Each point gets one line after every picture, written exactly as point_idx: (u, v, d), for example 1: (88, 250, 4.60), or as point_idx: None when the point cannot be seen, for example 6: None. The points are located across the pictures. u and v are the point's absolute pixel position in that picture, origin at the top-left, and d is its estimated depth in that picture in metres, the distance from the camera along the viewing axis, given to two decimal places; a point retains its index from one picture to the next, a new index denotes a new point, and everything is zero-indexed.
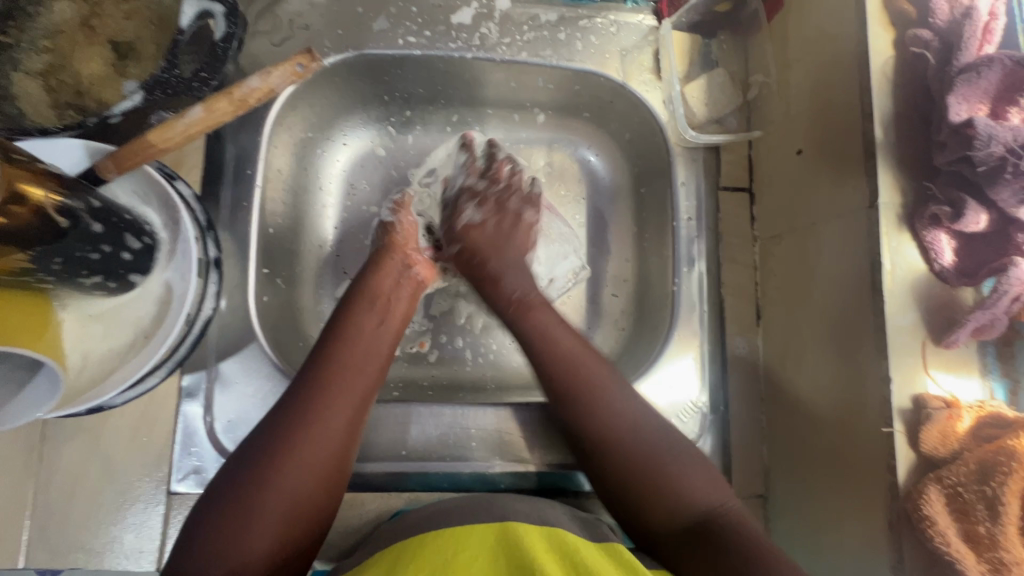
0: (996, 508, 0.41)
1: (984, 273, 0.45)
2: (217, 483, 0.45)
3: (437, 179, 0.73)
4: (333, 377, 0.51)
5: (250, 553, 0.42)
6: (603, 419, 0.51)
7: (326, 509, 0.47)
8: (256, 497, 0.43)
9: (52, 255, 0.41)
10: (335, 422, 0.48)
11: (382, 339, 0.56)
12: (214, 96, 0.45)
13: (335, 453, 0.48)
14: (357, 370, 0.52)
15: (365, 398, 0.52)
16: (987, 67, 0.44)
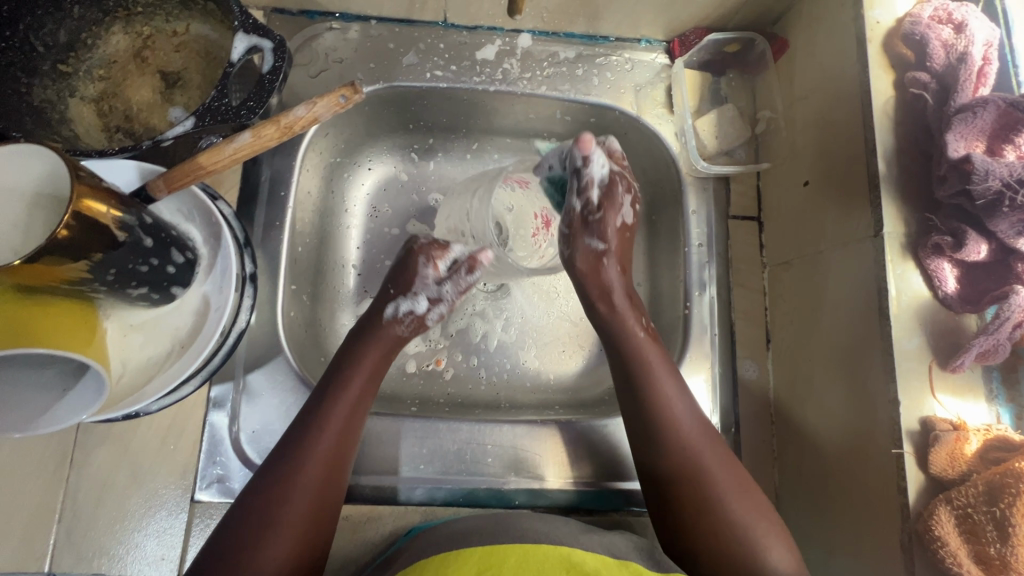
0: (1005, 529, 0.42)
1: (988, 301, 0.47)
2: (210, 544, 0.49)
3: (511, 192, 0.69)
4: (278, 507, 0.50)
5: None
6: (693, 478, 0.55)
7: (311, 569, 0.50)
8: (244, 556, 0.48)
9: (107, 266, 0.44)
10: (314, 481, 0.52)
11: (344, 451, 0.55)
12: (262, 123, 0.48)
13: (320, 511, 0.52)
14: (308, 496, 0.51)
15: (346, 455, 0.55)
16: (982, 108, 0.47)
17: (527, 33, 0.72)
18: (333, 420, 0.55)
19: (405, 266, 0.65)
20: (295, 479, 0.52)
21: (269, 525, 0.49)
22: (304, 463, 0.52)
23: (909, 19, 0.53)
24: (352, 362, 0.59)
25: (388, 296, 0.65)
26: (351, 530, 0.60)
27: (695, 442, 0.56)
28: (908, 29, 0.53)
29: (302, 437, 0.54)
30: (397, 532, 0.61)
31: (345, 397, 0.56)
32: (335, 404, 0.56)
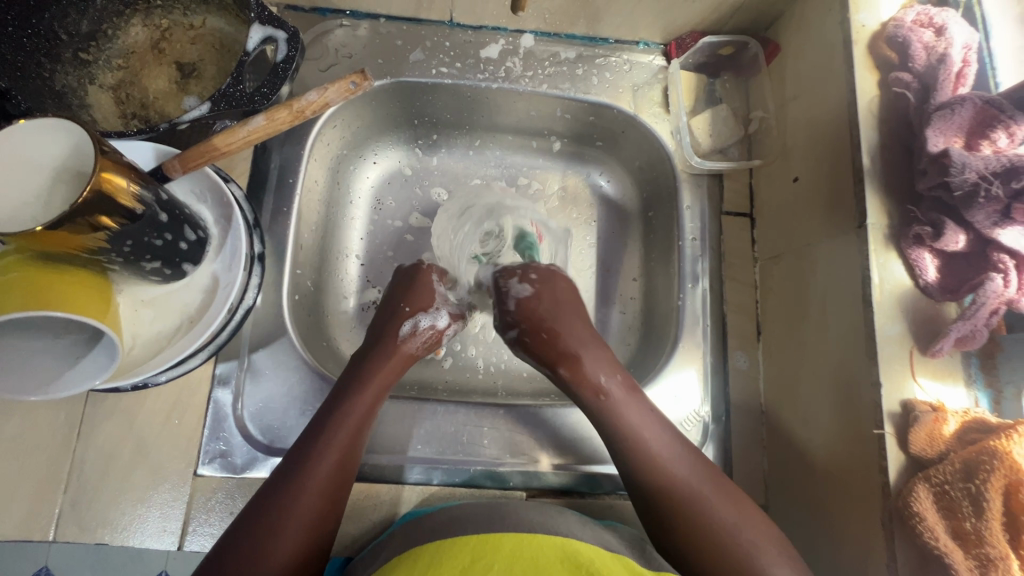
0: (980, 505, 0.43)
1: (965, 290, 0.49)
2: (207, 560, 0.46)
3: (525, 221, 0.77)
4: (270, 537, 0.47)
5: None
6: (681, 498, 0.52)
7: None
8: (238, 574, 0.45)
9: (124, 238, 0.46)
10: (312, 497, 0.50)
11: (344, 479, 0.52)
12: (275, 106, 0.51)
13: (315, 530, 0.49)
14: (302, 525, 0.48)
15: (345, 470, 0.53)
16: (960, 105, 0.50)
17: (530, 34, 0.75)
18: (333, 447, 0.52)
19: (418, 285, 0.65)
20: (292, 508, 0.48)
21: (262, 561, 0.46)
22: (301, 492, 0.49)
23: (892, 22, 0.56)
24: (356, 383, 0.57)
25: (402, 315, 0.63)
26: (350, 508, 0.61)
27: (670, 461, 0.54)
28: (892, 31, 0.56)
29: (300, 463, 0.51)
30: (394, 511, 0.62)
31: (347, 425, 0.54)
32: (336, 429, 0.53)
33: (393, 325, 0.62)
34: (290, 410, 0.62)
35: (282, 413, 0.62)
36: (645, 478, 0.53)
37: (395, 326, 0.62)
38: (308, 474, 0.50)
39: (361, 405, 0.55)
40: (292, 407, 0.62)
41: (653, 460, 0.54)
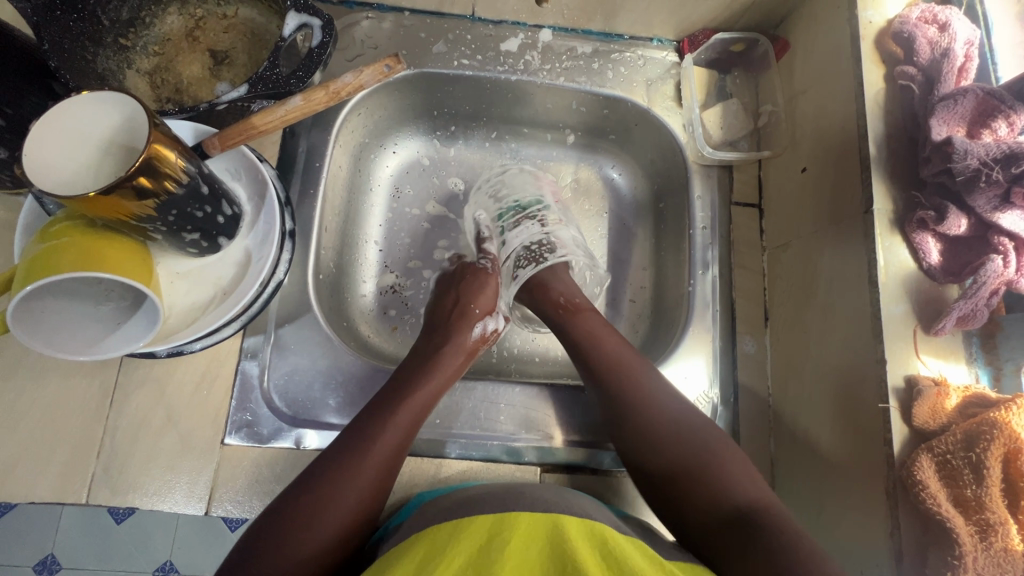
0: (981, 472, 0.45)
1: (967, 271, 0.52)
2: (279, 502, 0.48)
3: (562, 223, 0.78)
4: (326, 500, 0.48)
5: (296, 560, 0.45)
6: (642, 406, 0.57)
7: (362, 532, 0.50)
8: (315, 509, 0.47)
9: (169, 208, 0.48)
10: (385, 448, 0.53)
11: (397, 459, 0.54)
12: (313, 88, 0.55)
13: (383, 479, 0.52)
14: (358, 495, 0.50)
15: (411, 429, 0.56)
16: (962, 97, 0.52)
17: (548, 29, 0.78)
18: (394, 428, 0.54)
19: (481, 284, 0.71)
20: (350, 476, 0.50)
21: (324, 503, 0.48)
22: (365, 457, 0.51)
23: (898, 19, 0.59)
24: (420, 376, 0.60)
25: (473, 316, 0.67)
26: None
27: (634, 372, 0.60)
28: (897, 28, 0.58)
29: (361, 438, 0.53)
30: (413, 483, 0.64)
31: (418, 395, 0.58)
32: (399, 412, 0.56)
33: (463, 325, 0.66)
34: (313, 384, 0.64)
35: (306, 386, 0.64)
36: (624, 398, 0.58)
37: (464, 327, 0.66)
38: (368, 448, 0.52)
39: (422, 393, 0.58)
40: (315, 381, 0.64)
41: (643, 396, 0.58)
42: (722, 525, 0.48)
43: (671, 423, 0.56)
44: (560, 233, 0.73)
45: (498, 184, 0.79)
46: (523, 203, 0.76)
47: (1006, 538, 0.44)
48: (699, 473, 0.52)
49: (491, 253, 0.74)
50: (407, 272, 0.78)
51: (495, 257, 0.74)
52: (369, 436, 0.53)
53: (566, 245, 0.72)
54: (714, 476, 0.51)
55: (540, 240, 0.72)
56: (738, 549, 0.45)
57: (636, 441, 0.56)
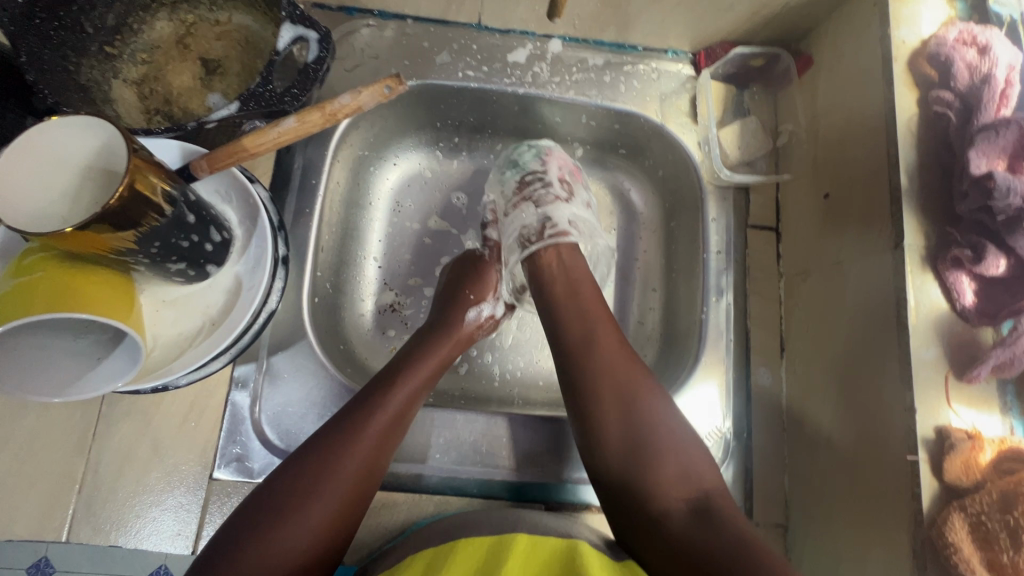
0: (1018, 537, 0.43)
1: (1003, 315, 0.48)
2: (264, 487, 0.48)
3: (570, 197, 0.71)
4: (307, 495, 0.47)
5: (291, 546, 0.45)
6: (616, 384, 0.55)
7: (355, 516, 0.49)
8: (305, 496, 0.47)
9: (152, 240, 0.45)
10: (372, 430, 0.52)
11: (383, 454, 0.52)
12: (307, 109, 0.51)
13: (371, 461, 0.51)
14: (341, 491, 0.48)
15: (403, 411, 0.54)
16: (1005, 127, 0.49)
17: (557, 39, 0.74)
18: (378, 421, 0.52)
19: (480, 274, 0.69)
20: (335, 470, 0.48)
21: (312, 488, 0.47)
22: (356, 441, 0.50)
23: (934, 40, 0.55)
24: (405, 368, 0.57)
25: (468, 303, 0.66)
26: (366, 517, 0.60)
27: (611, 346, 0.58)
28: (933, 49, 0.55)
29: (343, 434, 0.50)
30: (411, 520, 0.61)
31: (412, 376, 0.57)
32: (382, 405, 0.53)
33: (458, 312, 0.65)
34: (307, 415, 0.61)
35: (299, 418, 0.61)
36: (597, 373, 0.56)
37: (460, 315, 0.65)
38: (351, 444, 0.50)
39: (409, 384, 0.56)
40: (309, 412, 0.61)
41: (631, 394, 0.55)
42: (683, 520, 0.49)
43: (658, 421, 0.54)
44: (559, 213, 0.69)
45: (501, 162, 0.75)
46: (523, 183, 0.71)
47: None
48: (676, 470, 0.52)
49: (492, 239, 0.73)
50: (407, 290, 0.75)
51: (497, 244, 0.73)
52: (351, 431, 0.51)
53: (564, 227, 0.68)
54: (680, 461, 0.53)
55: (540, 223, 0.68)
56: (694, 541, 0.48)
57: (611, 434, 0.54)
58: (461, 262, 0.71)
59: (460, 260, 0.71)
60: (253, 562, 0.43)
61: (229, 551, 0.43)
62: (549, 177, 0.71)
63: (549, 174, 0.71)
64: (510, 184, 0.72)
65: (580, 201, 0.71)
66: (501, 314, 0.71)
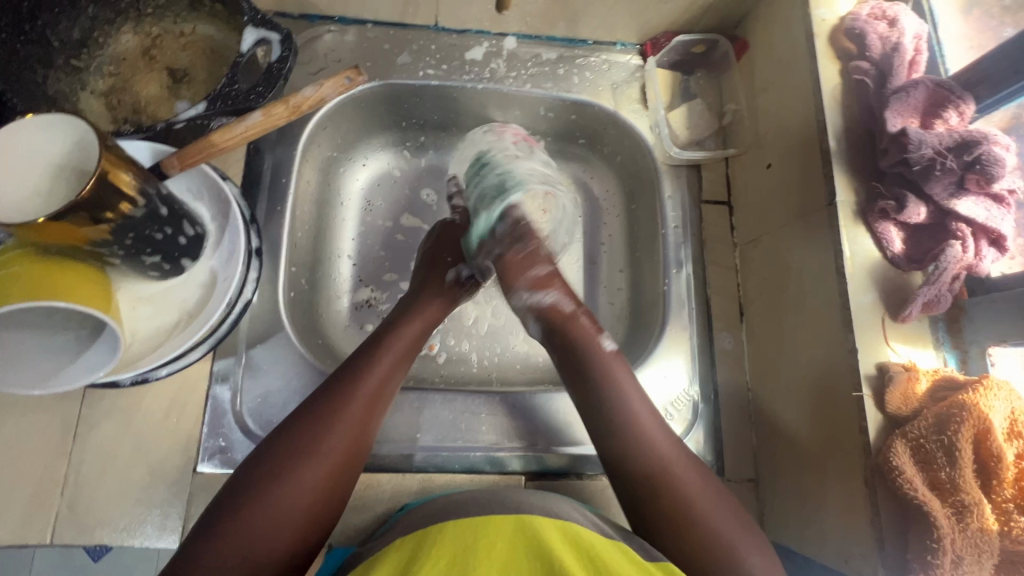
0: (953, 454, 0.46)
1: (929, 258, 0.53)
2: (259, 450, 0.50)
3: (520, 153, 0.72)
4: (300, 459, 0.48)
5: (295, 504, 0.47)
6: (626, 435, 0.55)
7: (352, 475, 0.51)
8: (304, 454, 0.49)
9: (127, 231, 0.47)
10: (365, 389, 0.54)
11: (372, 419, 0.54)
12: (274, 103, 0.56)
13: (363, 424, 0.53)
14: (335, 454, 0.50)
15: (390, 375, 0.56)
16: (914, 89, 0.54)
17: (512, 37, 0.78)
18: (365, 386, 0.54)
19: (450, 237, 0.70)
20: (332, 429, 0.51)
21: (312, 447, 0.49)
22: (349, 399, 0.53)
23: (849, 16, 0.60)
24: (388, 334, 0.59)
25: (445, 265, 0.68)
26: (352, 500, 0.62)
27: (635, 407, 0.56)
28: (849, 24, 0.60)
29: (331, 400, 0.52)
30: (396, 499, 0.63)
31: (400, 339, 0.59)
32: (368, 371, 0.55)
33: (436, 275, 0.67)
34: (289, 404, 0.63)
35: (281, 408, 0.62)
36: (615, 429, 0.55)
37: (438, 279, 0.66)
38: (340, 407, 0.52)
39: (394, 349, 0.58)
40: (290, 402, 0.63)
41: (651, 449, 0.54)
42: None
43: (678, 488, 0.52)
44: (517, 168, 0.70)
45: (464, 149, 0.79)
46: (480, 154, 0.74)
47: (981, 518, 0.44)
48: (639, 454, 0.54)
49: (459, 205, 0.72)
50: (382, 285, 0.77)
51: (465, 210, 0.72)
52: (340, 396, 0.53)
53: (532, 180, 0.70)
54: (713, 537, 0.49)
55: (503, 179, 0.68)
56: None
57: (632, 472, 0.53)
58: (434, 233, 0.72)
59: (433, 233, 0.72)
60: (258, 518, 0.45)
61: (223, 515, 0.45)
62: (504, 144, 0.73)
63: (503, 142, 0.73)
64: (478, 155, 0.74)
65: (541, 159, 0.75)
66: (482, 277, 0.69)
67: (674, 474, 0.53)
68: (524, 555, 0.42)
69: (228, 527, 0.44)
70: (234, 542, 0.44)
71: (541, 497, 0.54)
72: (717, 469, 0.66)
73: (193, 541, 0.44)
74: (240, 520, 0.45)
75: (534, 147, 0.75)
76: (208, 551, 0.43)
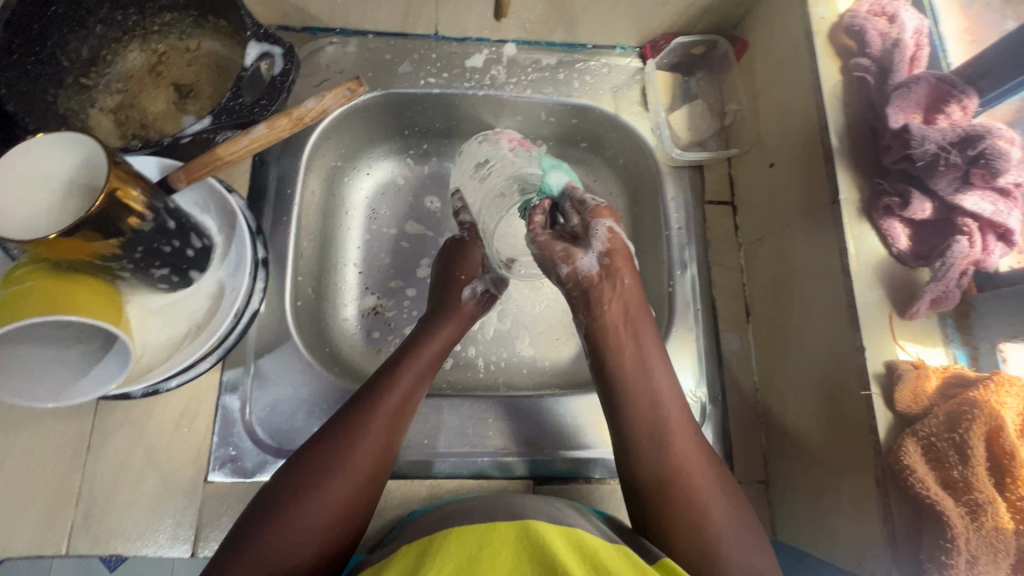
0: (965, 452, 0.46)
1: (935, 254, 0.52)
2: (282, 471, 0.50)
3: (517, 159, 0.71)
4: (324, 476, 0.49)
5: (317, 523, 0.47)
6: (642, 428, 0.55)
7: (373, 494, 0.52)
8: (325, 474, 0.49)
9: (135, 245, 0.47)
10: (385, 408, 0.54)
11: (393, 438, 0.54)
12: (277, 116, 0.57)
13: (383, 444, 0.53)
14: (358, 472, 0.50)
15: (410, 394, 0.57)
16: (916, 84, 0.53)
17: (512, 43, 0.78)
18: (385, 404, 0.55)
19: (461, 253, 0.70)
20: (353, 449, 0.51)
21: (334, 467, 0.50)
22: (370, 420, 0.53)
23: (848, 13, 0.60)
24: (408, 353, 0.60)
25: (460, 283, 0.68)
26: None
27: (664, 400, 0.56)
28: (849, 22, 0.60)
29: (353, 418, 0.53)
30: (405, 506, 0.63)
31: (421, 357, 0.60)
32: (389, 390, 0.56)
33: (453, 294, 0.67)
34: (297, 413, 0.63)
35: (289, 417, 0.63)
36: (639, 424, 0.55)
37: (454, 297, 0.67)
38: (362, 427, 0.52)
39: (414, 367, 0.59)
40: (299, 410, 0.63)
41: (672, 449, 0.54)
42: None
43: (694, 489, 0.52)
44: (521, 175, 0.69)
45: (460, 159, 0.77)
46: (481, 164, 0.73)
47: (996, 516, 0.44)
48: (654, 459, 0.54)
49: (468, 222, 0.73)
50: (388, 293, 0.77)
51: (473, 224, 0.72)
52: (362, 415, 0.53)
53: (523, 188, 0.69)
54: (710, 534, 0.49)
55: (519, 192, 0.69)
56: None
57: (648, 469, 0.53)
58: (446, 251, 0.72)
59: (448, 249, 0.72)
60: (279, 538, 0.45)
61: (249, 533, 0.46)
62: (502, 153, 0.72)
63: (500, 150, 0.72)
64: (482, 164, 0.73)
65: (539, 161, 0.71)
66: (495, 289, 0.71)
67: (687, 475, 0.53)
68: (525, 560, 0.42)
69: (251, 546, 0.45)
70: (257, 560, 0.44)
71: (546, 504, 0.54)
72: (727, 470, 0.65)
73: (222, 557, 0.45)
74: (262, 539, 0.45)
75: (531, 148, 0.73)
76: (235, 567, 0.44)
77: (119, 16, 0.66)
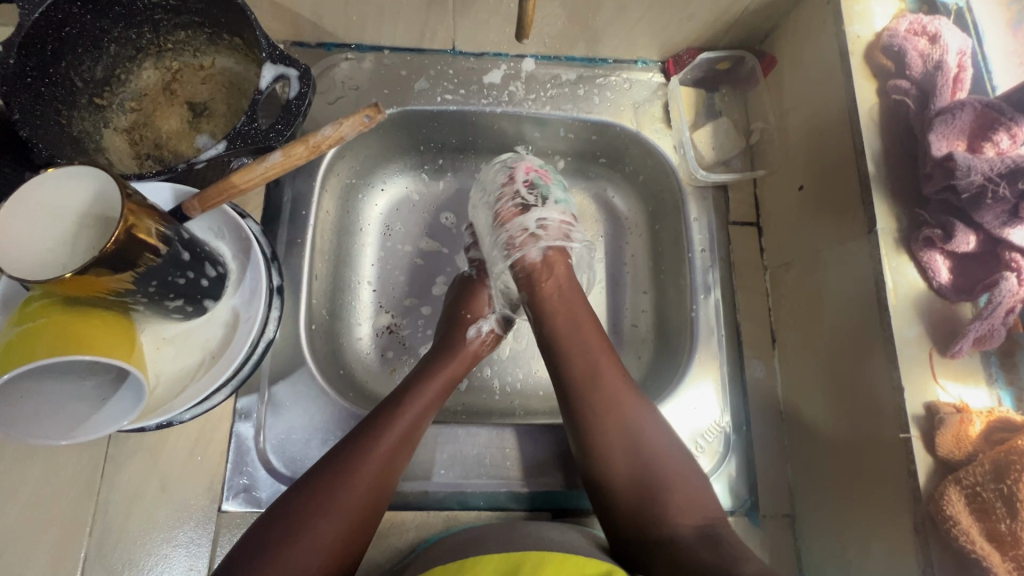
0: (1014, 504, 0.43)
1: (979, 289, 0.50)
2: (279, 504, 0.49)
3: (529, 193, 0.72)
4: (317, 515, 0.48)
5: (306, 564, 0.46)
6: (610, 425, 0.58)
7: (365, 533, 0.51)
8: (315, 514, 0.48)
9: (150, 279, 0.46)
10: (381, 446, 0.53)
11: (390, 479, 0.53)
12: (293, 143, 0.53)
13: (376, 483, 0.52)
14: (349, 510, 0.50)
15: (409, 433, 0.56)
16: (960, 110, 0.51)
17: (530, 58, 0.76)
18: (384, 441, 0.54)
19: (471, 292, 0.70)
20: (348, 487, 0.50)
21: (323, 507, 0.49)
22: (367, 457, 0.52)
23: (886, 32, 0.58)
24: (413, 389, 0.59)
25: (465, 321, 0.68)
26: (377, 537, 0.61)
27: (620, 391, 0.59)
28: (886, 41, 0.57)
29: (350, 455, 0.52)
30: (421, 538, 0.61)
31: (422, 394, 0.59)
32: (389, 427, 0.54)
33: (458, 331, 0.67)
34: (311, 441, 0.62)
35: (303, 445, 0.62)
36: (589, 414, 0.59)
37: (460, 334, 0.66)
38: (355, 468, 0.51)
39: (417, 404, 0.58)
40: (313, 437, 0.62)
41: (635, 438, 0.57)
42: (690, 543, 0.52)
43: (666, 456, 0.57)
44: (528, 215, 0.70)
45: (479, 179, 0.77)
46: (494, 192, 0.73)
47: None
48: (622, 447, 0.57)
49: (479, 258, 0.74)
50: (403, 311, 0.76)
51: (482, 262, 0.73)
52: (360, 450, 0.52)
53: (530, 230, 0.70)
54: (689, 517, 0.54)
55: (511, 233, 0.70)
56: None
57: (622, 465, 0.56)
58: (456, 288, 0.73)
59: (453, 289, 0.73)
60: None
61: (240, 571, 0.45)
62: (515, 184, 0.72)
63: (514, 185, 0.72)
64: (497, 200, 0.72)
65: (551, 202, 0.72)
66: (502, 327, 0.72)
67: (728, 540, 0.53)
68: None
69: None
70: None
71: (572, 537, 0.54)
72: (752, 504, 0.63)
73: None
74: None
75: (550, 183, 0.74)
76: None
77: (134, 35, 0.65)
